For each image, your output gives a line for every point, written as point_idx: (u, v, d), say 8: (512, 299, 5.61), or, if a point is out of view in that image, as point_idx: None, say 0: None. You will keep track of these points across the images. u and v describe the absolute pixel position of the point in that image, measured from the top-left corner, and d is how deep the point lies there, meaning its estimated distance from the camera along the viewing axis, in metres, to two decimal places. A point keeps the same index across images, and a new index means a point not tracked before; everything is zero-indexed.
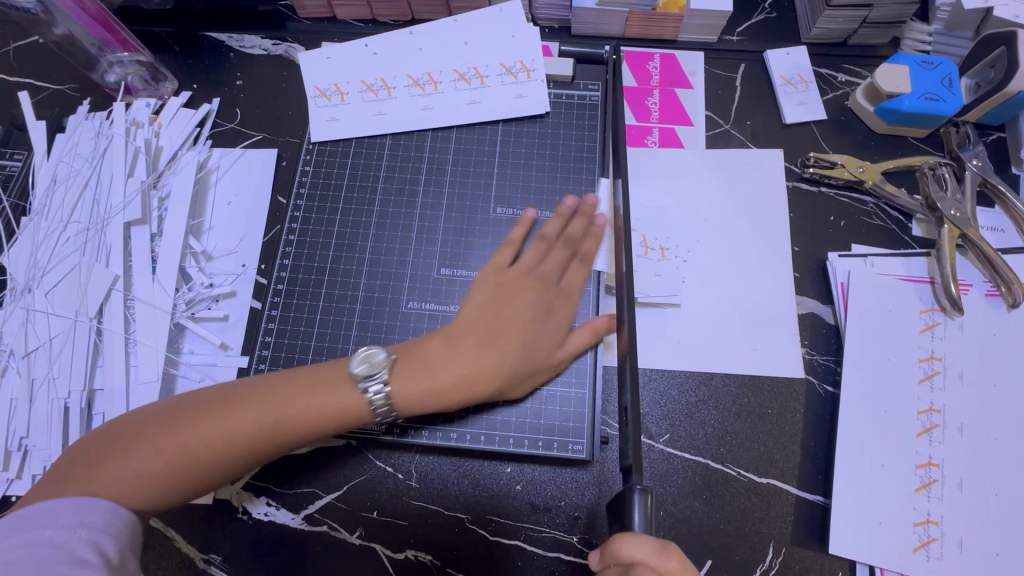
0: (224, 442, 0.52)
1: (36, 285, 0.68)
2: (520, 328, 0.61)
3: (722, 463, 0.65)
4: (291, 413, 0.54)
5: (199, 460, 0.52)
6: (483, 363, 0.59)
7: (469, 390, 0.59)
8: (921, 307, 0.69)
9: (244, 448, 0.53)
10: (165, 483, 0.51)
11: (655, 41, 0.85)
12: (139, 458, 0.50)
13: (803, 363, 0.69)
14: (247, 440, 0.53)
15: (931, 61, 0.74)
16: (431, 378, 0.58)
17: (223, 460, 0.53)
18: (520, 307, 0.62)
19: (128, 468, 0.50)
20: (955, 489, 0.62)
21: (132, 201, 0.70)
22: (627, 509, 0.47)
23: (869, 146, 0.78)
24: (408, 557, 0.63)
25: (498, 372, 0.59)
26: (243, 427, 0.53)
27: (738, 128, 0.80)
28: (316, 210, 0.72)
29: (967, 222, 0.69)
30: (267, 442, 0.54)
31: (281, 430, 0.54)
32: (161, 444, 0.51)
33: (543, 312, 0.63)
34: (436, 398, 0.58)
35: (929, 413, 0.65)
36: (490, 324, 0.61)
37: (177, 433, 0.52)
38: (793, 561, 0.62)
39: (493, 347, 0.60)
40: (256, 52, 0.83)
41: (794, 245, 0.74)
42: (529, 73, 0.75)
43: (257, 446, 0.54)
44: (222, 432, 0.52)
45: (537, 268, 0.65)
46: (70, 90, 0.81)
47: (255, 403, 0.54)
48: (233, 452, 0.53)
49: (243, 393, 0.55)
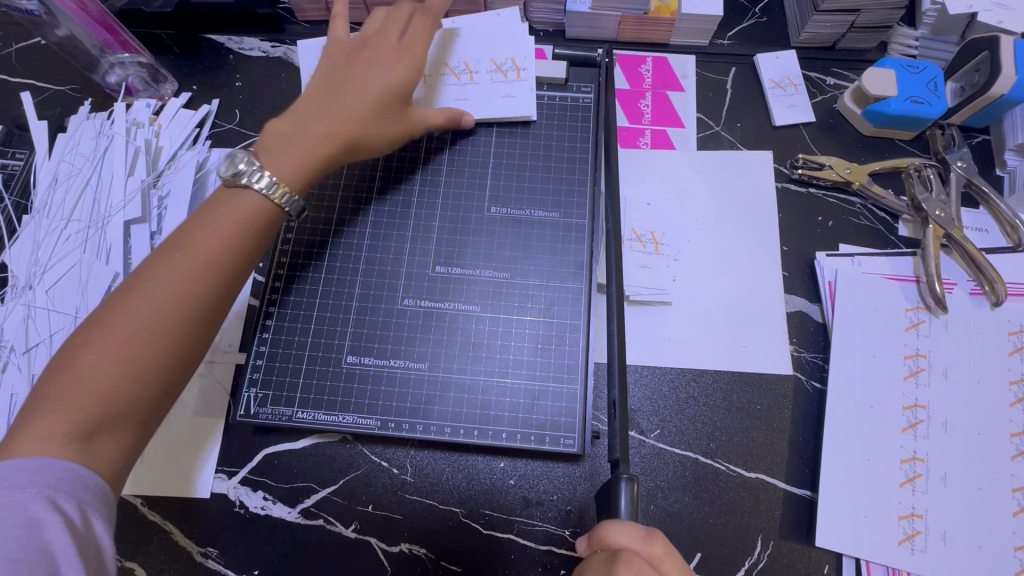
0: (160, 320, 0.48)
1: (37, 282, 0.69)
2: (361, 81, 0.63)
3: (712, 458, 0.66)
4: (208, 240, 0.51)
5: (144, 347, 0.47)
6: (334, 117, 0.60)
7: (331, 143, 0.59)
8: (907, 305, 0.70)
9: (187, 315, 0.49)
10: (119, 387, 0.46)
11: (647, 45, 0.86)
12: (80, 371, 0.45)
13: (791, 360, 0.70)
14: (167, 293, 0.49)
15: (916, 66, 0.76)
16: (297, 146, 0.58)
17: (164, 335, 0.48)
18: (367, 63, 0.65)
19: (72, 386, 0.45)
20: (939, 484, 0.63)
21: (132, 200, 0.72)
22: (614, 497, 0.49)
23: (857, 148, 0.80)
24: (403, 551, 0.64)
25: (351, 123, 0.61)
26: (171, 286, 0.49)
27: (729, 130, 0.81)
28: (313, 209, 0.73)
29: (951, 223, 0.71)
30: (190, 260, 0.50)
31: (216, 251, 0.51)
32: (94, 347, 0.46)
33: (387, 66, 0.65)
34: (308, 162, 0.58)
35: (914, 409, 0.66)
36: (331, 88, 0.62)
37: (103, 333, 0.46)
38: (780, 554, 0.63)
39: (336, 104, 0.61)
40: (255, 54, 0.84)
41: (783, 244, 0.75)
42: (520, 71, 0.76)
43: (199, 290, 0.50)
44: (137, 308, 0.48)
45: (388, 32, 0.67)
46: (71, 91, 0.82)
47: (167, 263, 0.50)
48: (177, 328, 0.49)
49: (151, 265, 0.50)
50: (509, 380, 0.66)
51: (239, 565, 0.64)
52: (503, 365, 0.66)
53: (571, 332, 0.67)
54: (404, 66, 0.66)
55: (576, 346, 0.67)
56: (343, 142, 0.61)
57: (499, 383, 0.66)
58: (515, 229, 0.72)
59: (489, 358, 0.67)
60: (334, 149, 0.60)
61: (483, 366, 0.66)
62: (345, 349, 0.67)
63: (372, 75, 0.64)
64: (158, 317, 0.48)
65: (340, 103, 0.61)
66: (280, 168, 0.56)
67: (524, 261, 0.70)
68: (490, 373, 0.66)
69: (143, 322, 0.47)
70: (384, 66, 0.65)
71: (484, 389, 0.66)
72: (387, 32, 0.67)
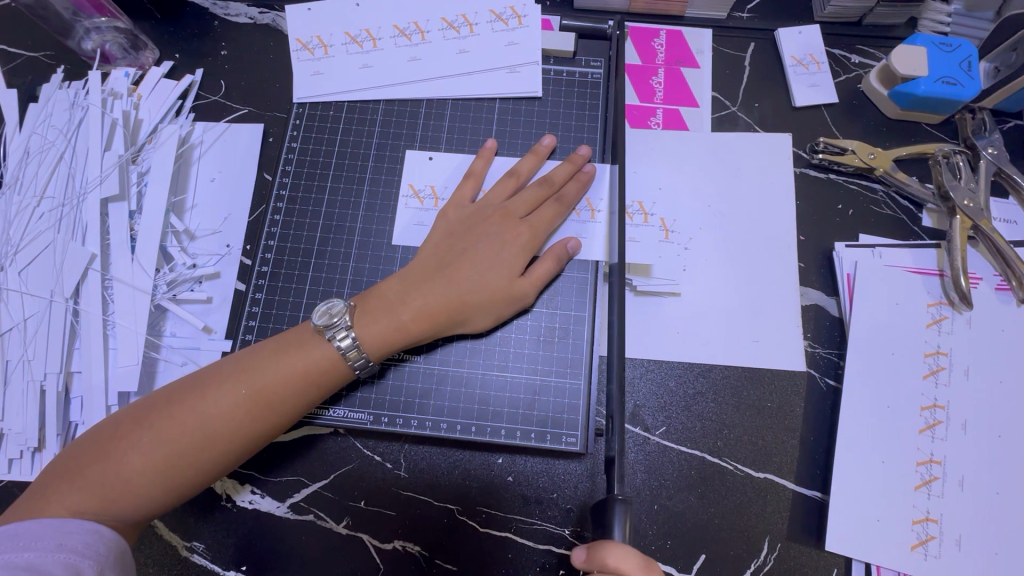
0: (205, 436, 0.51)
1: (9, 263, 0.66)
2: (477, 254, 0.60)
3: (719, 457, 0.64)
4: (266, 381, 0.53)
5: (184, 459, 0.51)
6: (440, 295, 0.59)
7: (430, 323, 0.58)
8: (929, 300, 0.67)
9: (223, 442, 0.52)
10: (151, 482, 0.50)
11: (660, 17, 0.81)
12: (122, 462, 0.50)
13: (805, 356, 0.67)
14: (224, 428, 0.52)
15: (950, 43, 0.71)
16: (396, 319, 0.58)
17: (215, 442, 0.52)
18: (487, 234, 0.62)
19: (111, 472, 0.49)
20: (956, 488, 0.61)
21: (109, 175, 0.67)
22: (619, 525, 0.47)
23: (881, 132, 0.75)
24: (397, 548, 0.62)
25: (456, 301, 0.59)
26: (224, 409, 0.52)
27: (746, 111, 0.77)
28: (302, 190, 0.69)
29: (980, 214, 0.66)
30: (244, 426, 0.53)
31: (268, 421, 0.54)
32: (142, 442, 0.50)
33: (506, 242, 0.61)
34: (402, 335, 0.58)
35: (933, 409, 0.63)
36: (449, 255, 0.61)
37: (156, 432, 0.51)
38: (787, 557, 0.61)
39: (445, 278, 0.59)
40: (242, 20, 0.79)
41: (800, 234, 0.71)
42: (521, 19, 0.72)
43: (259, 418, 0.53)
44: (197, 426, 0.51)
45: (513, 211, 0.63)
46: (44, 58, 0.76)
47: (234, 381, 0.53)
48: (215, 448, 0.52)
49: (226, 373, 0.54)
50: (510, 374, 0.62)
51: (227, 562, 0.61)
52: (502, 358, 0.63)
53: (575, 324, 0.64)
54: (522, 246, 0.61)
55: (580, 339, 0.63)
56: (445, 316, 0.59)
57: (498, 377, 0.62)
58: None
59: (488, 351, 0.63)
60: (428, 329, 0.59)
61: (481, 358, 0.63)
62: None
63: (488, 256, 0.61)
64: (204, 434, 0.51)
65: (455, 278, 0.59)
66: (371, 335, 0.57)
67: None
68: (489, 366, 0.63)
69: (191, 428, 0.51)
70: (501, 240, 0.61)
71: (482, 383, 0.62)
72: (514, 208, 0.63)
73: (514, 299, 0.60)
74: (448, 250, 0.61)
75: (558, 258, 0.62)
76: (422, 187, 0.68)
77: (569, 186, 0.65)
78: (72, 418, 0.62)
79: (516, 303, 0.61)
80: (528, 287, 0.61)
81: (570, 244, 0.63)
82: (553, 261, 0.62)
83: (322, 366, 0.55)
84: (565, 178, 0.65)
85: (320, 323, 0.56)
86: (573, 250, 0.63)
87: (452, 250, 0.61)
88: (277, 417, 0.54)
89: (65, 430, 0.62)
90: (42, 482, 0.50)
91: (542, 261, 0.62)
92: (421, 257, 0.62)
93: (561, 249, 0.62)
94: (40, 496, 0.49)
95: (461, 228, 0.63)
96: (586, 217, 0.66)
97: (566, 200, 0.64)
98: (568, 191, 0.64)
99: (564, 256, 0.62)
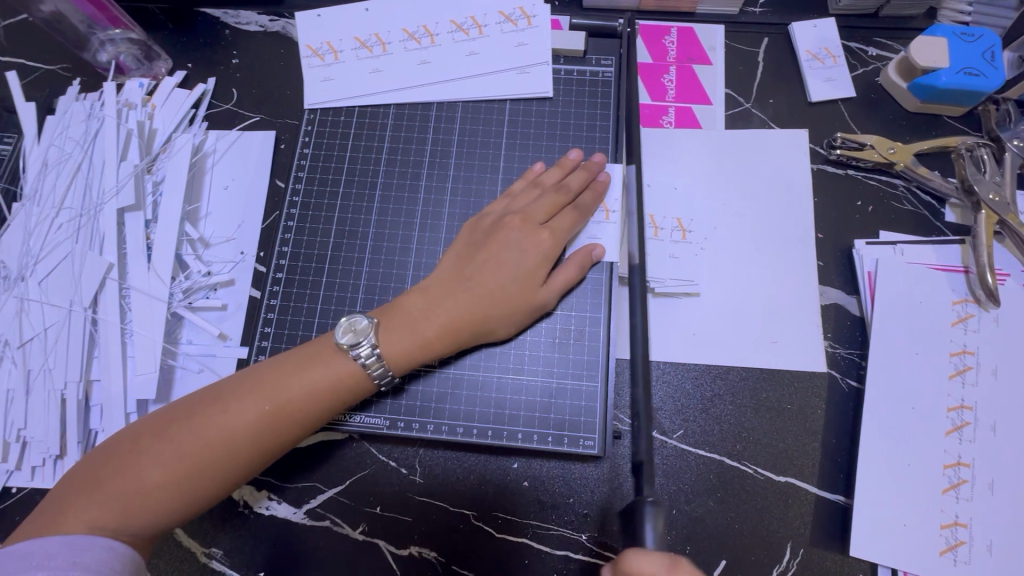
0: (225, 450, 0.52)
1: (30, 273, 0.67)
2: (497, 263, 0.59)
3: (739, 461, 0.63)
4: (288, 394, 0.53)
5: (205, 473, 0.51)
6: (462, 308, 0.58)
7: (452, 337, 0.58)
8: (954, 298, 0.65)
9: (244, 456, 0.52)
10: (172, 495, 0.51)
11: (671, 14, 0.80)
12: (143, 474, 0.50)
13: (825, 357, 0.65)
14: (246, 442, 0.52)
15: (971, 33, 0.69)
16: (418, 333, 0.57)
17: (236, 455, 0.52)
18: (506, 243, 0.60)
19: (131, 485, 0.50)
20: (986, 491, 0.59)
21: (125, 185, 0.68)
22: (642, 526, 0.45)
23: (901, 126, 0.73)
24: (413, 554, 0.61)
25: (479, 312, 0.58)
26: (244, 424, 0.52)
27: (760, 107, 0.75)
28: (315, 194, 0.69)
29: (1006, 208, 0.65)
30: (265, 440, 0.53)
31: (291, 435, 0.54)
32: (162, 457, 0.51)
33: (526, 249, 0.60)
34: (425, 349, 0.58)
35: (960, 410, 0.61)
36: (469, 266, 0.60)
37: (175, 446, 0.51)
38: (810, 562, 0.60)
39: (466, 290, 0.59)
40: (253, 29, 0.79)
41: (818, 231, 0.70)
42: (530, 20, 0.71)
43: (281, 431, 0.53)
44: (218, 440, 0.51)
45: (524, 211, 0.62)
46: (61, 70, 0.78)
47: (257, 394, 0.53)
48: (236, 462, 0.52)
49: (246, 386, 0.54)
50: (525, 377, 0.62)
51: (244, 567, 0.61)
52: (518, 362, 0.62)
53: (590, 326, 0.63)
54: (543, 254, 0.60)
55: (595, 342, 0.62)
56: (468, 328, 0.58)
57: (514, 381, 0.62)
58: None
59: (504, 355, 0.63)
60: (451, 343, 0.58)
61: (496, 363, 0.63)
62: None
63: (507, 262, 0.59)
64: (224, 448, 0.52)
65: (477, 288, 0.59)
66: (395, 351, 0.57)
67: None
68: (504, 370, 0.62)
69: (211, 444, 0.51)
70: (522, 247, 0.60)
71: (498, 387, 0.62)
72: (533, 213, 0.62)
73: (535, 306, 0.60)
74: (470, 260, 0.60)
75: (582, 265, 0.62)
76: None
77: (585, 195, 0.64)
78: (93, 426, 0.63)
79: (537, 310, 0.60)
80: (550, 296, 0.60)
81: (595, 252, 0.63)
82: (578, 268, 0.61)
83: (339, 380, 0.55)
84: (582, 186, 0.64)
85: (348, 344, 0.56)
86: (598, 258, 0.63)
87: (474, 259, 0.60)
88: (299, 431, 0.55)
89: (86, 439, 0.63)
90: (61, 494, 0.50)
91: (565, 268, 0.61)
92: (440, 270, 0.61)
93: (586, 255, 0.62)
94: (59, 508, 0.49)
95: (481, 236, 0.62)
96: (601, 218, 0.65)
97: (584, 208, 0.63)
98: (583, 199, 0.63)
99: (588, 262, 0.62)
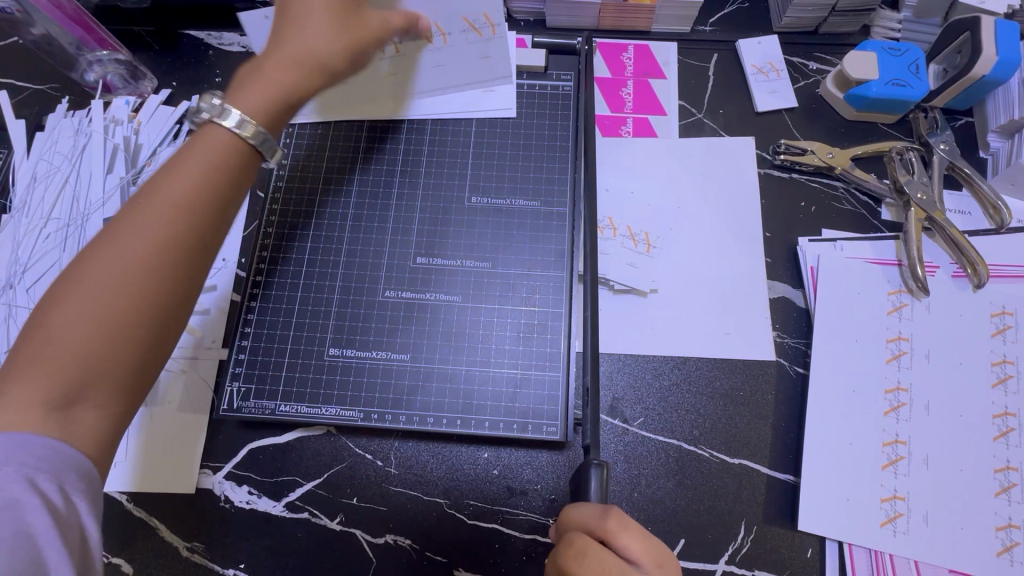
0: (138, 310, 0.43)
1: (17, 280, 0.69)
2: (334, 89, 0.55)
3: (695, 445, 0.67)
4: (178, 183, 0.46)
5: (117, 353, 0.42)
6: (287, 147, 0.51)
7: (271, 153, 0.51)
8: (889, 289, 0.70)
9: (153, 254, 0.44)
10: (88, 385, 0.42)
11: (629, 33, 0.86)
12: (37, 375, 0.40)
13: (774, 346, 0.70)
14: (145, 247, 0.44)
15: (898, 48, 0.76)
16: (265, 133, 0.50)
17: (142, 270, 0.43)
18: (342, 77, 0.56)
19: (32, 387, 0.40)
20: (921, 466, 0.64)
21: (111, 196, 0.72)
22: (585, 480, 0.49)
23: (840, 133, 0.80)
24: (388, 542, 0.64)
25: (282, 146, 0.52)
26: (146, 243, 0.44)
27: (711, 117, 0.81)
28: (293, 202, 0.73)
29: (933, 206, 0.71)
30: (171, 233, 0.44)
31: (208, 233, 0.46)
32: (55, 355, 0.41)
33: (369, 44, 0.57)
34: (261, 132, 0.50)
35: (897, 392, 0.66)
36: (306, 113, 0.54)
37: (81, 299, 0.42)
38: (762, 538, 0.63)
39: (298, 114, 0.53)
40: (236, 49, 0.84)
41: (766, 231, 0.75)
42: None
43: (188, 231, 0.45)
44: (117, 315, 0.42)
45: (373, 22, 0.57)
46: (50, 89, 0.81)
47: (148, 202, 0.45)
48: (147, 275, 0.43)
49: (135, 209, 0.45)
50: (492, 369, 0.66)
51: (225, 560, 0.64)
52: (485, 355, 0.66)
53: (553, 320, 0.67)
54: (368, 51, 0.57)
55: (557, 334, 0.67)
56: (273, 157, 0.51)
57: (482, 372, 0.66)
58: (498, 218, 0.71)
59: (471, 349, 0.67)
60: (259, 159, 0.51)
61: (463, 356, 0.66)
62: (328, 341, 0.68)
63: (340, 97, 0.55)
64: (139, 296, 0.43)
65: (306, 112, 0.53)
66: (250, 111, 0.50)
67: (506, 253, 0.70)
68: (472, 363, 0.66)
69: (122, 299, 0.42)
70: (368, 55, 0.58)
71: (466, 378, 0.66)
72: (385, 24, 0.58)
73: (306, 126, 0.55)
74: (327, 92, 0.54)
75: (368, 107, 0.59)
76: (476, 18, 0.64)
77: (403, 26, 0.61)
78: None
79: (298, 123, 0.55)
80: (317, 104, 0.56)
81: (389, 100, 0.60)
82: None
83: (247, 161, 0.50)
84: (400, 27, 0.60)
85: (251, 140, 0.49)
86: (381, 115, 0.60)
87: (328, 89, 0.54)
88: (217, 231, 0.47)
89: None
90: None
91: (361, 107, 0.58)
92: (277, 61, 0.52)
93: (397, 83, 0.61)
94: None
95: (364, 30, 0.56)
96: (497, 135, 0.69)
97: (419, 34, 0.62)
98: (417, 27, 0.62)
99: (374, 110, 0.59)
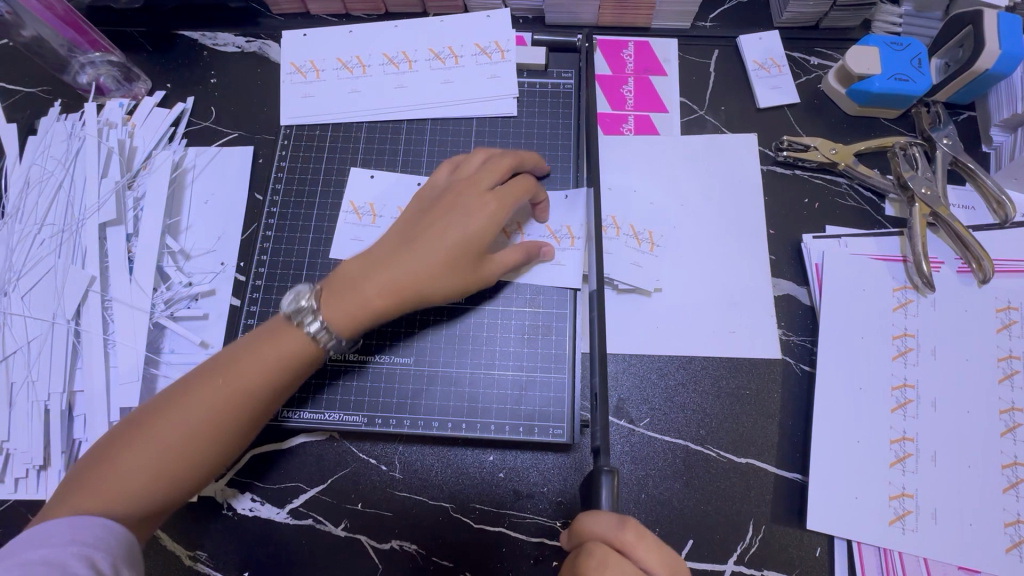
0: (211, 442, 0.49)
1: (12, 288, 0.68)
2: (441, 228, 0.57)
3: (703, 445, 0.66)
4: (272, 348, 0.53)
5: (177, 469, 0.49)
6: (397, 274, 0.56)
7: (397, 295, 0.56)
8: (894, 285, 0.70)
9: (230, 400, 0.50)
10: (147, 489, 0.48)
11: (629, 30, 0.85)
12: (117, 470, 0.48)
13: (780, 344, 0.70)
14: (229, 392, 0.50)
15: (900, 42, 0.75)
16: (361, 296, 0.55)
17: (223, 411, 0.50)
18: (454, 206, 0.58)
19: (110, 477, 0.47)
20: (929, 463, 0.63)
21: (106, 201, 0.70)
22: (597, 488, 0.48)
23: (842, 129, 0.79)
24: (394, 548, 0.63)
25: (410, 283, 0.56)
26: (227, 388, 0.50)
27: (713, 114, 0.80)
28: (292, 205, 0.72)
29: (937, 201, 0.70)
30: (249, 387, 0.51)
31: (281, 395, 0.53)
32: (135, 458, 0.48)
33: (470, 213, 0.58)
34: (368, 311, 0.55)
35: (903, 389, 0.66)
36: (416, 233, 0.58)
37: (175, 417, 0.49)
38: (771, 538, 0.63)
39: (405, 255, 0.56)
40: (231, 49, 0.83)
41: (770, 228, 0.74)
42: (504, 53, 0.75)
43: (265, 386, 0.51)
44: (186, 439, 0.49)
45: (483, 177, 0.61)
46: (42, 92, 0.80)
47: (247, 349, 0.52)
48: (220, 412, 0.50)
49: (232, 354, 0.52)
50: (497, 372, 0.65)
51: (228, 569, 0.63)
52: (489, 357, 0.66)
53: (557, 321, 0.67)
54: (485, 217, 0.58)
55: (562, 336, 0.66)
56: (411, 294, 0.56)
57: (486, 375, 0.65)
58: None
59: (476, 352, 0.66)
60: (397, 301, 0.56)
61: (467, 359, 0.66)
62: None
63: (458, 224, 0.57)
64: (212, 433, 0.49)
65: (414, 249, 0.57)
66: (336, 314, 0.54)
67: None
68: (477, 365, 0.65)
69: (191, 435, 0.49)
70: (467, 211, 0.58)
71: (471, 381, 0.65)
72: (481, 178, 0.61)
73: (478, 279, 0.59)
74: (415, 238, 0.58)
75: (528, 251, 0.62)
76: (440, 49, 0.76)
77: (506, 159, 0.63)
78: (76, 436, 0.65)
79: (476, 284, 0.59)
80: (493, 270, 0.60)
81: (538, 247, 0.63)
82: (523, 252, 0.62)
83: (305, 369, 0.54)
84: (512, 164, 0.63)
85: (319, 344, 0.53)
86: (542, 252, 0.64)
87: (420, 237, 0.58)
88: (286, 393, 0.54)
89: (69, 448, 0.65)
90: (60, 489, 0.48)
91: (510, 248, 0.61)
92: (376, 285, 0.55)
93: (533, 245, 0.63)
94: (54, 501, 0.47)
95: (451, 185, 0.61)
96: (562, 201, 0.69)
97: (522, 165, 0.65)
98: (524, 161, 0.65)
99: (534, 251, 0.63)
